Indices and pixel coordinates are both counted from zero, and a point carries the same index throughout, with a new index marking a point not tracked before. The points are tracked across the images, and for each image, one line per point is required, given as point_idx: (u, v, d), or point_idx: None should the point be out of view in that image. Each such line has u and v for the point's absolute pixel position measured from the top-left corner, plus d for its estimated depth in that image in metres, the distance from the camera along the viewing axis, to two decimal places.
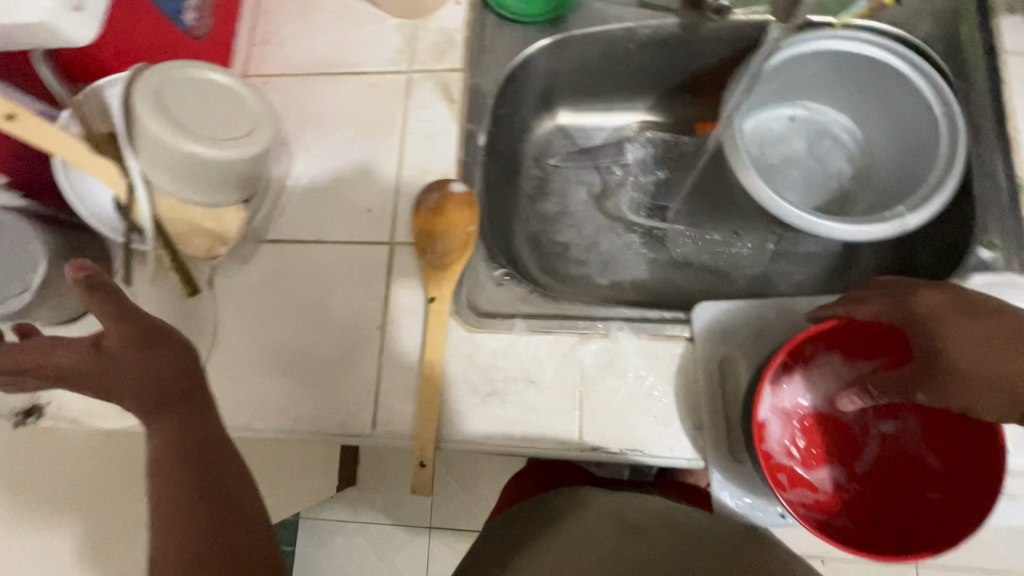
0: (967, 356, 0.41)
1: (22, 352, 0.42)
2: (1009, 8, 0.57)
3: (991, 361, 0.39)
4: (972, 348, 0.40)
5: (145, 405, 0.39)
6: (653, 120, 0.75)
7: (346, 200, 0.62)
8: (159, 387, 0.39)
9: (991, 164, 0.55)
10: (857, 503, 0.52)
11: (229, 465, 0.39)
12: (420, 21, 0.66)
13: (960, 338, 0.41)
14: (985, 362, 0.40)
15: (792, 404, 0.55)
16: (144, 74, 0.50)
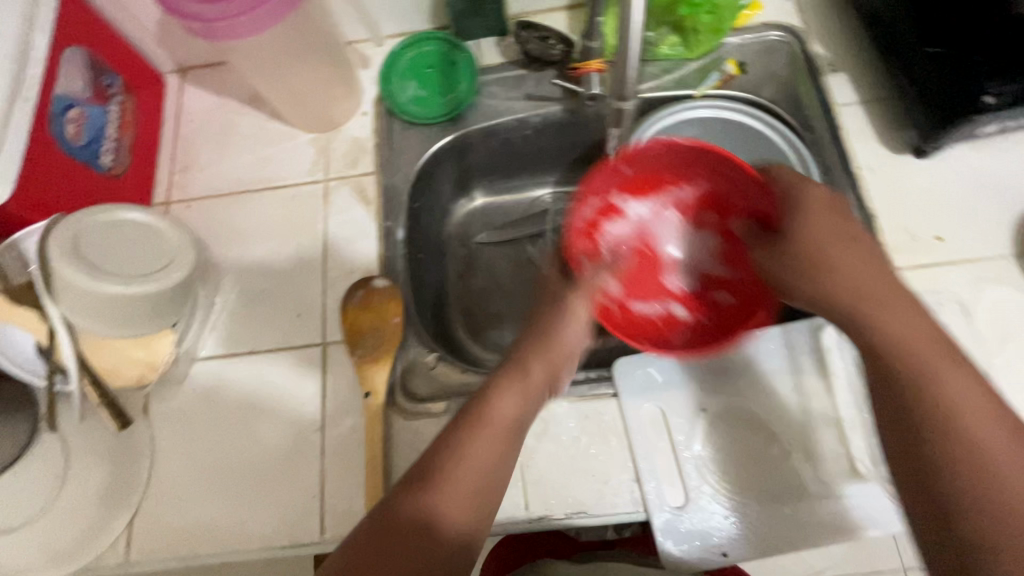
0: (901, 325, 0.40)
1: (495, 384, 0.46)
2: (833, 67, 0.67)
3: (913, 334, 0.40)
4: (907, 321, 0.40)
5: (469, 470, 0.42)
6: (563, 191, 0.81)
7: (277, 307, 0.65)
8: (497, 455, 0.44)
9: (847, 198, 0.62)
10: (626, 283, 0.64)
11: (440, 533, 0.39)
12: (331, 133, 0.72)
13: (852, 263, 0.45)
14: (907, 330, 0.40)
15: (657, 231, 0.66)
16: (62, 224, 0.54)
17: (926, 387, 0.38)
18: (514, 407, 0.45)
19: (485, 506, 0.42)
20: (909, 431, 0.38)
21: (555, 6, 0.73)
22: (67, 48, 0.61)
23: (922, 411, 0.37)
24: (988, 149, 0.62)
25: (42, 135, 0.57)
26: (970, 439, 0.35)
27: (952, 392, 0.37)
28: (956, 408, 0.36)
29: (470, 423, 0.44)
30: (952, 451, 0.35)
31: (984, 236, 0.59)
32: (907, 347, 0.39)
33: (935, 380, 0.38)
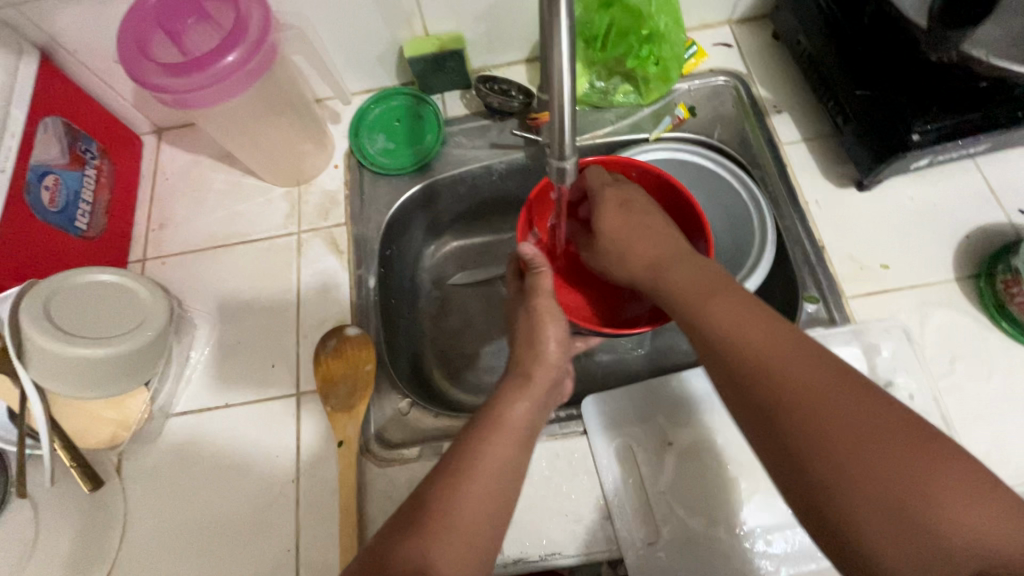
0: (726, 328, 0.42)
1: (488, 417, 0.47)
2: (776, 108, 0.71)
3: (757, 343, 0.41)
4: (735, 323, 0.42)
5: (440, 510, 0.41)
6: None
7: (252, 359, 0.66)
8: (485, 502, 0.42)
9: (795, 232, 0.65)
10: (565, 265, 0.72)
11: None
12: (303, 186, 0.74)
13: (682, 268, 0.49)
14: (745, 337, 0.41)
15: None
16: (36, 288, 0.55)
17: (762, 363, 0.40)
18: (506, 451, 0.45)
19: (484, 545, 0.41)
20: (762, 408, 0.39)
21: (515, 60, 0.78)
22: (45, 117, 0.63)
23: (771, 384, 0.39)
24: (925, 180, 0.66)
25: (17, 202, 0.58)
26: (808, 405, 0.37)
27: (780, 360, 0.39)
28: (788, 376, 0.39)
29: (457, 472, 0.43)
30: (797, 415, 0.37)
31: (927, 262, 0.62)
32: (738, 335, 0.42)
33: (768, 357, 0.40)
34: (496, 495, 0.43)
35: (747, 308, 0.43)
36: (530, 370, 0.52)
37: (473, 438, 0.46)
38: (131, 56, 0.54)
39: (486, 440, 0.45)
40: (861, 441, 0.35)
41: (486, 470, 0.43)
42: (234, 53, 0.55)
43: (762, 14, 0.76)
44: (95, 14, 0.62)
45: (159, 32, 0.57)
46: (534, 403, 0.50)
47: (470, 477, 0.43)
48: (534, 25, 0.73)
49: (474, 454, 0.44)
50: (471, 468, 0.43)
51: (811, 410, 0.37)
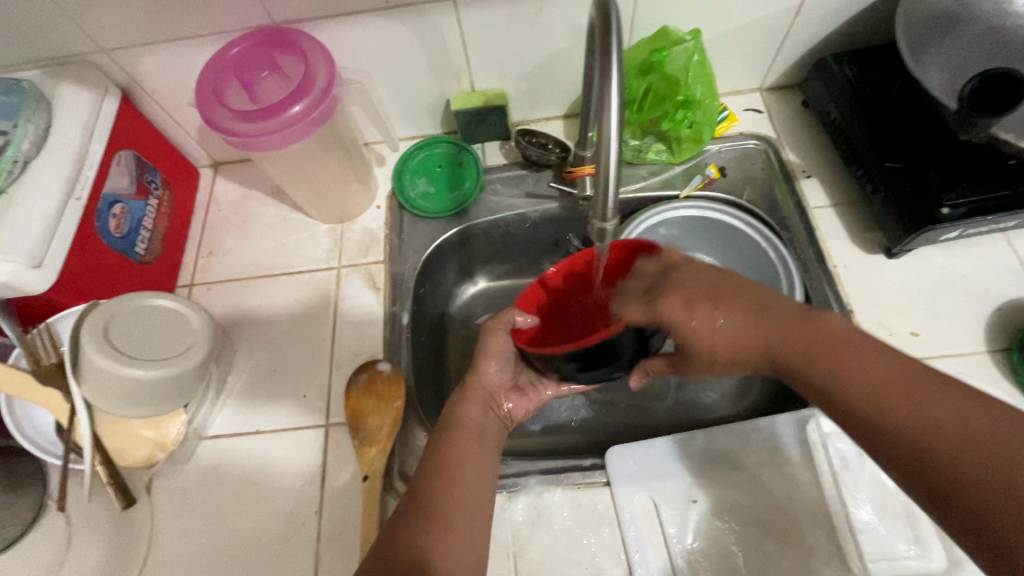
0: (864, 379, 0.40)
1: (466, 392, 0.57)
2: (806, 173, 0.74)
3: (887, 388, 0.39)
4: (865, 374, 0.40)
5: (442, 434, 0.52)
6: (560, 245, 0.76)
7: (285, 386, 0.68)
8: (482, 436, 0.54)
9: (824, 295, 0.66)
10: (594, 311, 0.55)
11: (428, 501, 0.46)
12: (346, 224, 0.78)
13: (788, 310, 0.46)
14: (865, 385, 0.40)
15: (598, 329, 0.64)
16: (98, 308, 0.59)
17: (932, 444, 0.36)
18: (468, 447, 0.51)
19: (478, 530, 0.46)
20: (931, 480, 0.36)
21: (553, 115, 0.82)
22: (119, 151, 0.69)
23: (952, 468, 0.35)
24: (955, 251, 0.67)
25: (86, 228, 0.63)
26: (1010, 484, 0.33)
27: (956, 431, 0.36)
28: (974, 452, 0.35)
29: (439, 473, 0.48)
30: (985, 491, 0.33)
31: (958, 334, 0.62)
32: (884, 408, 0.39)
33: (940, 437, 0.36)
34: (479, 474, 0.49)
35: (897, 372, 0.40)
36: (473, 388, 0.58)
37: (454, 400, 0.57)
38: (207, 103, 0.60)
39: (453, 442, 0.51)
40: None
41: (476, 420, 0.55)
42: (301, 104, 0.60)
43: (792, 82, 0.79)
44: (177, 66, 0.69)
45: (233, 82, 0.63)
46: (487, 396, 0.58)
47: (449, 476, 0.47)
48: (574, 85, 0.77)
49: (454, 410, 0.55)
50: (458, 419, 0.54)
51: (1003, 473, 0.33)
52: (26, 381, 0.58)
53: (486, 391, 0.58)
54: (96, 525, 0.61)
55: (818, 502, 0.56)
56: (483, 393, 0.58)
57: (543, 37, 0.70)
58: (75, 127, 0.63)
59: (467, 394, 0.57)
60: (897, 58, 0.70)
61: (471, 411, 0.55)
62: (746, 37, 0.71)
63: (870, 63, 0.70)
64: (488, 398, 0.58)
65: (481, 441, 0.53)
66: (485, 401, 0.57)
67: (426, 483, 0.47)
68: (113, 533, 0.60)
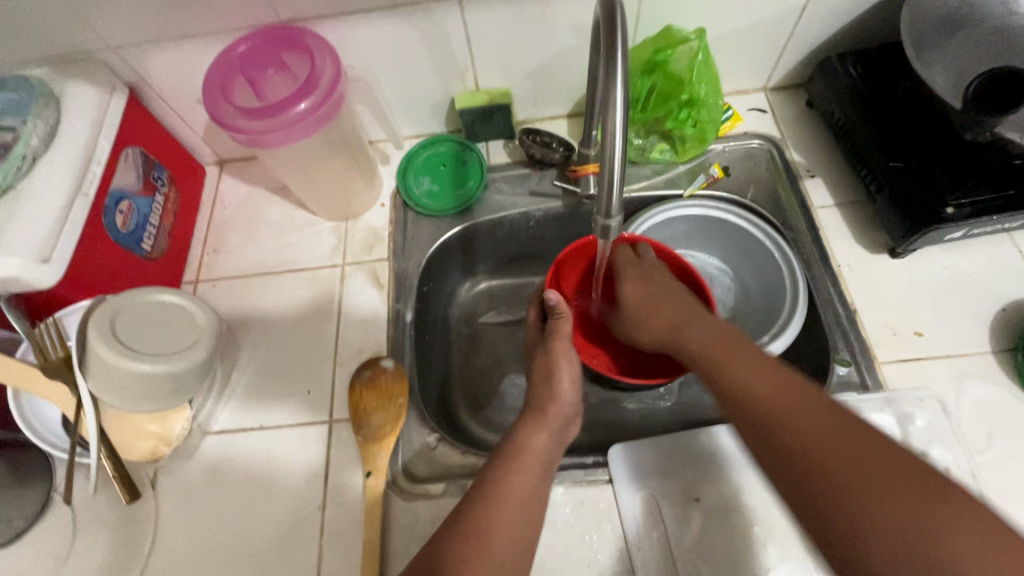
0: (731, 365, 0.47)
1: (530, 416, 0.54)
2: (810, 173, 0.74)
3: (746, 375, 0.46)
4: (733, 362, 0.48)
5: (503, 467, 0.49)
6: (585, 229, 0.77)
7: (289, 382, 0.68)
8: (538, 474, 0.50)
9: (827, 294, 0.66)
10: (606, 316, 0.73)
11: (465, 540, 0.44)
12: (351, 222, 0.79)
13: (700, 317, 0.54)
14: (735, 371, 0.47)
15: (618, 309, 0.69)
16: (105, 303, 0.59)
17: (780, 419, 0.42)
18: (526, 484, 0.48)
19: (511, 568, 0.44)
20: (776, 451, 0.42)
21: (557, 114, 0.82)
22: (127, 148, 0.69)
23: (776, 435, 0.42)
24: (959, 251, 0.67)
25: (93, 224, 0.63)
26: (827, 459, 0.39)
27: (788, 410, 0.42)
28: (796, 426, 0.41)
29: (483, 511, 0.45)
30: (803, 455, 0.40)
31: (961, 334, 0.62)
32: (743, 389, 0.45)
33: (785, 416, 0.42)
34: (522, 520, 0.46)
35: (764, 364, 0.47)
36: (545, 407, 0.55)
37: (526, 428, 0.53)
38: (214, 100, 0.60)
39: (509, 479, 0.48)
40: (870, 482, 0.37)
41: (542, 451, 0.51)
42: (307, 101, 0.60)
43: (796, 82, 0.79)
44: (184, 64, 0.69)
45: (240, 79, 0.63)
46: (554, 427, 0.54)
47: (494, 515, 0.45)
48: (578, 85, 0.77)
49: (521, 439, 0.52)
50: (521, 451, 0.51)
51: (812, 448, 0.40)
52: (31, 373, 0.58)
53: (558, 411, 0.55)
54: (100, 520, 0.61)
55: None
56: (553, 416, 0.54)
57: (547, 36, 0.70)
58: (83, 124, 0.64)
59: (537, 418, 0.54)
60: (902, 58, 0.70)
61: (538, 440, 0.52)
62: (750, 37, 0.71)
63: (875, 63, 0.70)
64: (553, 418, 0.54)
65: (536, 482, 0.49)
66: (557, 430, 0.54)
67: (470, 519, 0.45)
68: (117, 527, 0.61)
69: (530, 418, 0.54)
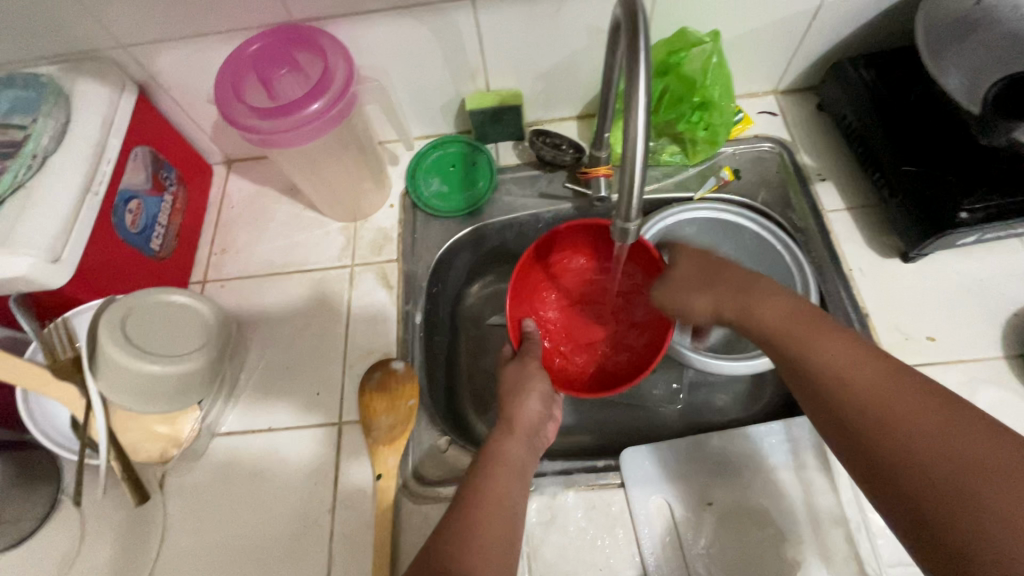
0: (823, 349, 0.45)
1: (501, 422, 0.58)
2: (821, 177, 0.73)
3: (841, 357, 0.45)
4: (823, 343, 0.46)
5: (478, 471, 0.51)
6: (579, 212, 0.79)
7: (298, 383, 0.68)
8: (518, 474, 0.52)
9: (839, 298, 0.66)
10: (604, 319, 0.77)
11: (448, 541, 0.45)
12: (359, 222, 0.78)
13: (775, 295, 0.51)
14: (829, 353, 0.45)
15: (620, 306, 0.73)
16: (115, 303, 0.59)
17: (867, 401, 0.42)
18: (506, 484, 0.50)
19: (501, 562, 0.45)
20: (867, 431, 0.41)
21: (567, 116, 0.82)
22: (136, 147, 0.69)
23: (872, 417, 0.41)
24: (971, 255, 0.66)
25: (103, 223, 0.63)
26: (921, 441, 0.38)
27: (891, 395, 0.41)
28: (898, 412, 0.40)
29: (465, 507, 0.48)
30: (903, 438, 0.39)
31: (973, 339, 0.62)
32: (838, 371, 0.44)
33: (875, 397, 0.42)
34: (505, 517, 0.48)
35: (854, 351, 0.45)
36: (513, 417, 0.57)
37: (495, 434, 0.56)
38: (226, 99, 0.60)
39: (486, 478, 0.50)
40: (976, 466, 0.36)
41: (516, 455, 0.54)
42: (319, 102, 0.60)
43: (807, 84, 0.79)
44: (194, 63, 0.69)
45: (252, 78, 0.63)
46: (524, 440, 0.56)
47: (473, 511, 0.47)
48: (589, 86, 0.77)
49: (494, 445, 0.55)
50: (493, 454, 0.53)
51: (916, 427, 0.39)
52: (40, 374, 0.57)
53: (532, 423, 0.58)
54: (109, 521, 0.61)
55: (833, 506, 0.56)
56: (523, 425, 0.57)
57: (560, 38, 0.70)
58: (93, 122, 0.63)
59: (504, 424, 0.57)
60: (914, 62, 0.70)
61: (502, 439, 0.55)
62: (763, 40, 0.71)
63: (887, 65, 0.70)
64: (523, 424, 0.57)
65: (515, 478, 0.52)
66: (529, 438, 0.57)
67: (449, 520, 0.47)
68: (126, 528, 0.60)
69: (502, 425, 0.57)
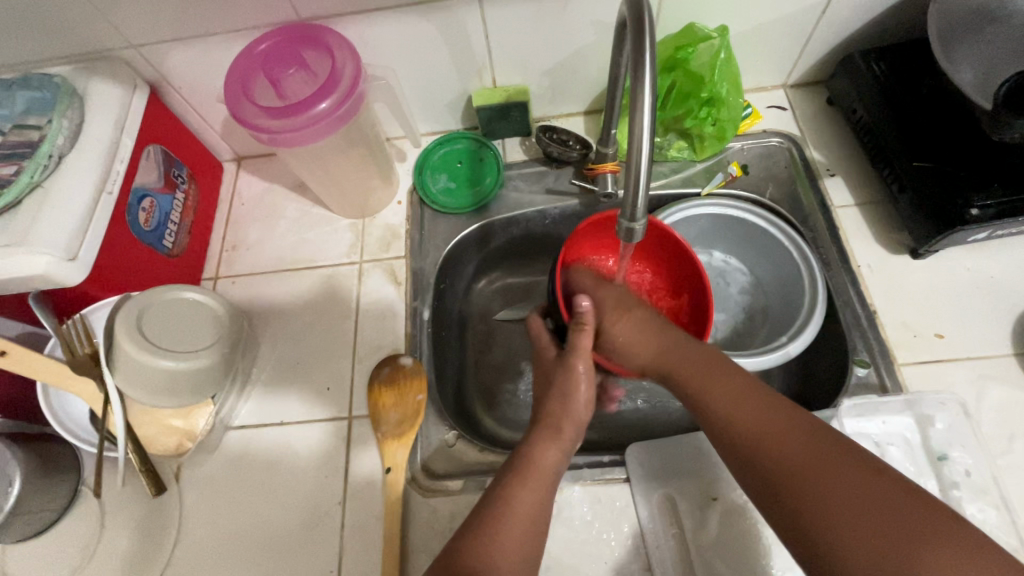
0: (714, 395, 0.50)
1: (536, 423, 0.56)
2: (830, 172, 0.73)
3: (729, 403, 0.49)
4: (720, 390, 0.50)
5: (514, 472, 0.51)
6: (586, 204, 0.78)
7: (306, 377, 0.69)
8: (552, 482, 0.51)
9: (847, 295, 0.66)
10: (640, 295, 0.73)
11: (476, 544, 0.45)
12: (367, 219, 0.79)
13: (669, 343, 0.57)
14: (725, 401, 0.49)
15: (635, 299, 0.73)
16: (130, 299, 0.60)
17: (772, 453, 0.45)
18: (540, 492, 0.49)
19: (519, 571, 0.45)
20: (763, 477, 0.45)
21: (574, 112, 0.82)
22: (148, 145, 0.70)
23: (766, 464, 0.45)
24: (984, 251, 0.66)
25: (117, 220, 0.64)
26: (811, 488, 0.42)
27: (776, 438, 0.45)
28: (783, 454, 0.44)
29: (495, 514, 0.47)
30: (789, 479, 0.43)
31: (982, 336, 0.62)
32: (728, 419, 0.48)
33: (772, 445, 0.45)
34: (532, 531, 0.47)
35: (745, 392, 0.49)
36: (560, 420, 0.55)
37: (534, 436, 0.54)
38: (236, 99, 0.61)
39: (522, 482, 0.49)
40: (845, 496, 0.40)
41: (555, 458, 0.52)
42: (327, 100, 0.60)
43: (817, 79, 0.78)
44: (203, 62, 0.70)
45: (260, 76, 0.63)
46: (564, 449, 0.53)
47: (502, 520, 0.46)
48: (596, 82, 0.77)
49: (531, 447, 0.53)
50: (531, 460, 0.51)
51: (791, 461, 0.43)
52: (60, 370, 0.59)
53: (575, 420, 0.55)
54: (126, 511, 0.63)
55: None
56: (567, 425, 0.54)
57: (567, 34, 0.69)
58: (106, 122, 0.64)
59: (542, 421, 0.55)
60: (927, 54, 0.69)
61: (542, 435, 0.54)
62: (773, 33, 0.70)
63: (899, 59, 0.69)
64: (566, 423, 0.54)
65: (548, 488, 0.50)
66: (571, 442, 0.54)
67: (479, 525, 0.46)
68: (142, 518, 0.62)
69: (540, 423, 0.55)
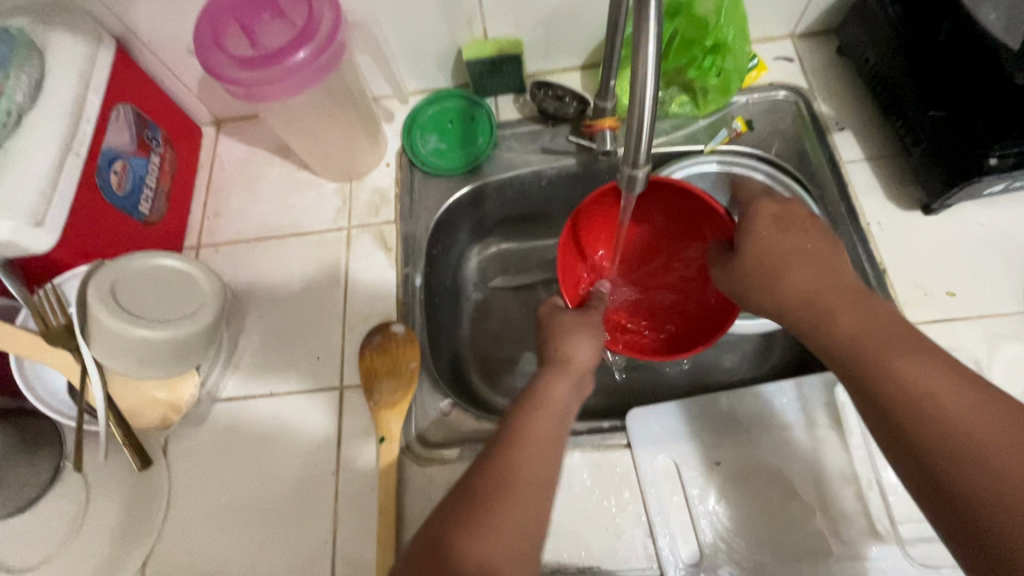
0: (904, 365, 0.40)
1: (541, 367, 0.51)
2: (839, 126, 0.69)
3: (926, 380, 0.39)
4: (902, 361, 0.40)
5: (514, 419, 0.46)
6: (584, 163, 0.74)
7: (296, 347, 0.66)
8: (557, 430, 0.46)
9: (854, 253, 0.63)
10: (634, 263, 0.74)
11: (474, 495, 0.41)
12: (355, 182, 0.75)
13: (830, 284, 0.46)
14: (913, 375, 0.39)
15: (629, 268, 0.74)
16: (105, 266, 0.57)
17: (976, 451, 0.36)
18: (547, 428, 0.45)
19: (531, 518, 0.40)
20: (943, 470, 0.36)
21: (570, 67, 0.78)
22: (117, 104, 0.65)
23: (965, 459, 0.36)
24: (999, 206, 0.63)
25: (87, 183, 0.61)
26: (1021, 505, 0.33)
27: (987, 441, 0.36)
28: (999, 461, 0.35)
29: (498, 456, 0.43)
30: (989, 485, 0.35)
31: (995, 293, 0.60)
32: (919, 395, 0.38)
33: (983, 442, 0.36)
34: (540, 476, 0.42)
35: (940, 373, 0.39)
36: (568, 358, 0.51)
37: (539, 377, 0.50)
38: (206, 49, 0.56)
39: (527, 422, 0.45)
40: None
41: (555, 405, 0.47)
42: (305, 50, 0.56)
43: (827, 27, 0.74)
44: (172, 12, 0.65)
45: (233, 25, 0.59)
46: (574, 383, 0.49)
47: (505, 465, 0.42)
48: (594, 32, 0.72)
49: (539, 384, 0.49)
50: (534, 395, 0.48)
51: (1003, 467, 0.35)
52: (35, 342, 0.57)
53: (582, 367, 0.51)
54: (113, 485, 0.61)
55: (844, 464, 0.55)
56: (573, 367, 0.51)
57: None
58: (69, 77, 0.60)
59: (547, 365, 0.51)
60: None
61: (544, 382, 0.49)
62: None
63: None
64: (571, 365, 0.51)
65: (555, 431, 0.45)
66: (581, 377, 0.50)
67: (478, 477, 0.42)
68: (130, 491, 0.61)
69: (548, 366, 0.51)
